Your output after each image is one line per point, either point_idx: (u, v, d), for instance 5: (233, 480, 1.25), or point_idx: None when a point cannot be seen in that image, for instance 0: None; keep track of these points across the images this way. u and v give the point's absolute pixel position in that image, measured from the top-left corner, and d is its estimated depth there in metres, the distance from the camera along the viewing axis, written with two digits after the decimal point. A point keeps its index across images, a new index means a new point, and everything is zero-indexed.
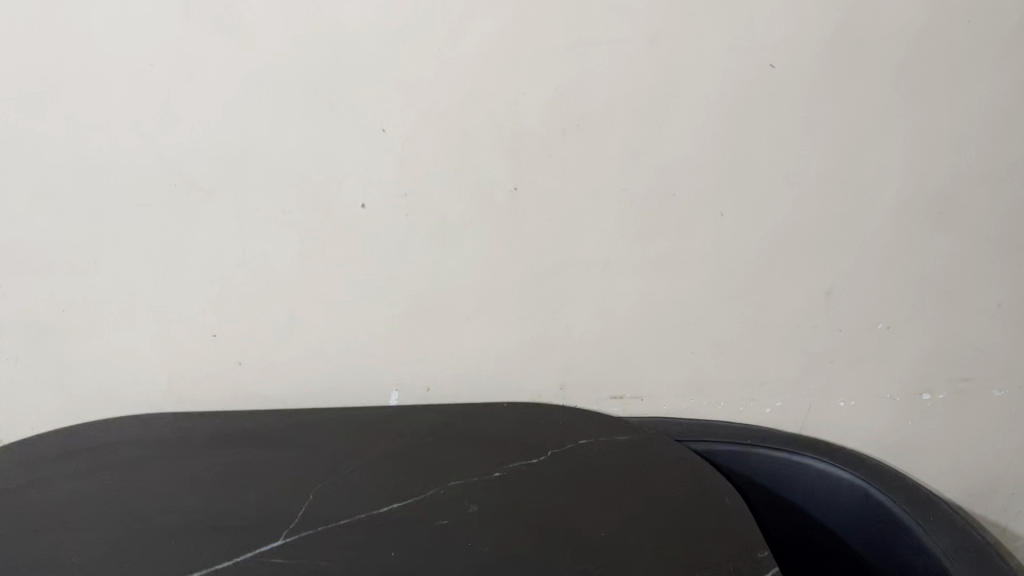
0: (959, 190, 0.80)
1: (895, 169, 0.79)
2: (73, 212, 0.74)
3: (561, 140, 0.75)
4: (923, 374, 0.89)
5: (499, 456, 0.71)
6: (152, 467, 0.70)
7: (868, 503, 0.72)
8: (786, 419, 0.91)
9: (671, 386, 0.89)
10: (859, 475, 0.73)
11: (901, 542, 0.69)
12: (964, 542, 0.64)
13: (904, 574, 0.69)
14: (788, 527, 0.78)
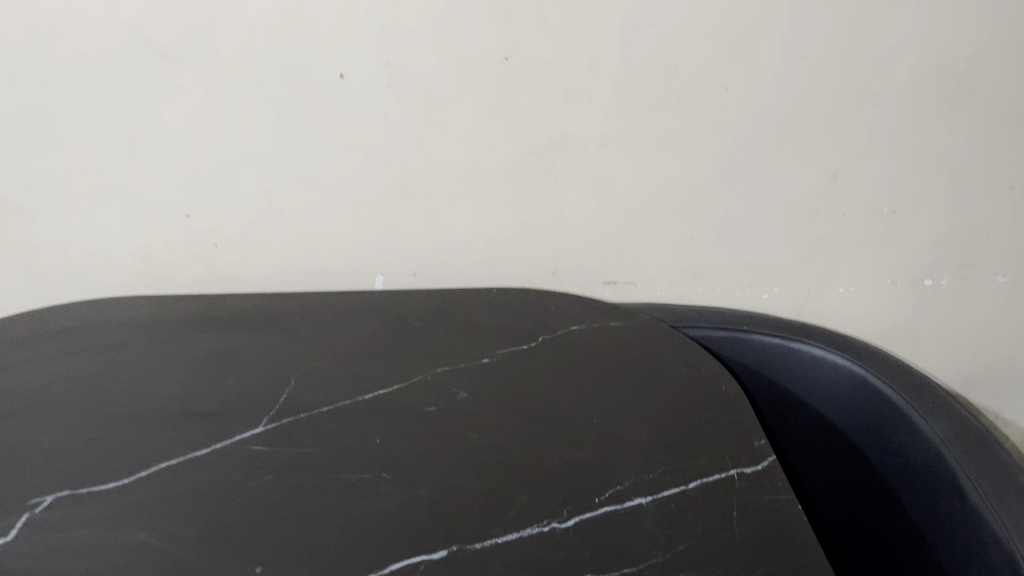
0: (984, 64, 0.74)
1: (918, 40, 0.72)
2: (28, 82, 0.68)
3: (557, 6, 0.68)
4: (927, 259, 0.87)
5: (488, 342, 0.70)
6: (131, 351, 0.68)
7: (864, 391, 0.70)
8: (782, 303, 0.89)
9: (666, 271, 0.87)
10: (856, 362, 0.72)
11: (896, 428, 0.68)
12: (962, 428, 0.63)
13: (897, 459, 0.68)
14: (782, 412, 0.77)
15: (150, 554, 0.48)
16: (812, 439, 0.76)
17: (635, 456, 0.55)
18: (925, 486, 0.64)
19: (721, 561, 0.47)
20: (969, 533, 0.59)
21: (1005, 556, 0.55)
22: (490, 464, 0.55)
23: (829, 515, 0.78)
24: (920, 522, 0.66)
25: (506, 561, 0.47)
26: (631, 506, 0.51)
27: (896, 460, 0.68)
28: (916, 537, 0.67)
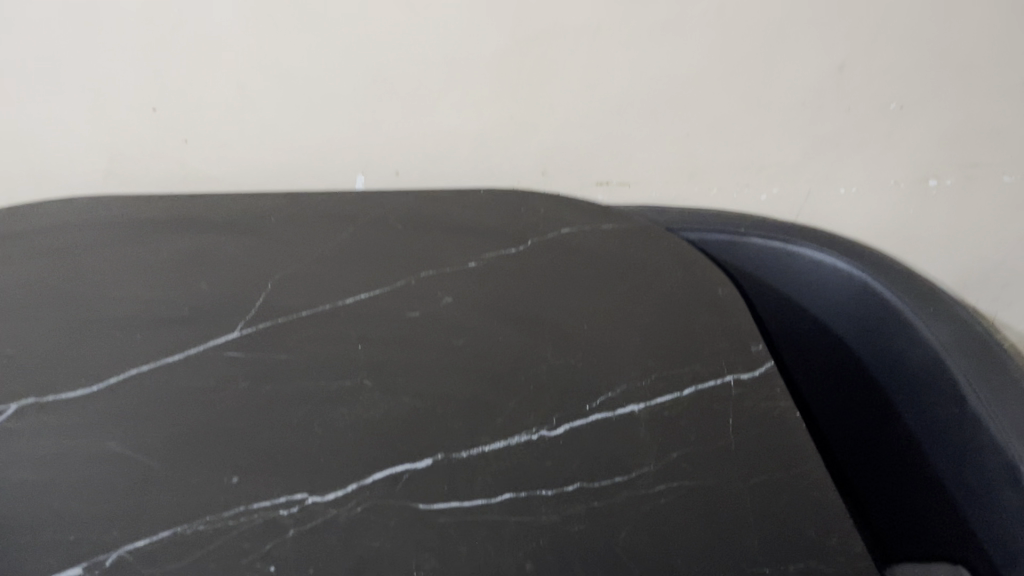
0: None
1: None
2: None
3: None
4: (932, 158, 0.83)
5: (474, 245, 0.66)
6: (98, 253, 0.65)
7: (865, 296, 0.68)
8: (781, 205, 0.86)
9: (661, 172, 0.83)
10: (857, 266, 0.69)
11: (896, 334, 0.66)
12: (964, 334, 0.61)
13: (895, 366, 0.66)
14: (779, 319, 0.75)
15: (121, 464, 0.46)
16: (808, 344, 0.74)
17: (627, 362, 0.53)
18: (924, 392, 0.62)
19: (715, 469, 0.45)
20: (967, 440, 0.57)
21: (1006, 464, 0.54)
22: (476, 371, 0.53)
23: (824, 419, 0.77)
24: (916, 427, 0.64)
25: (493, 470, 0.46)
26: (623, 413, 0.49)
27: (895, 365, 0.66)
28: (911, 442, 0.65)
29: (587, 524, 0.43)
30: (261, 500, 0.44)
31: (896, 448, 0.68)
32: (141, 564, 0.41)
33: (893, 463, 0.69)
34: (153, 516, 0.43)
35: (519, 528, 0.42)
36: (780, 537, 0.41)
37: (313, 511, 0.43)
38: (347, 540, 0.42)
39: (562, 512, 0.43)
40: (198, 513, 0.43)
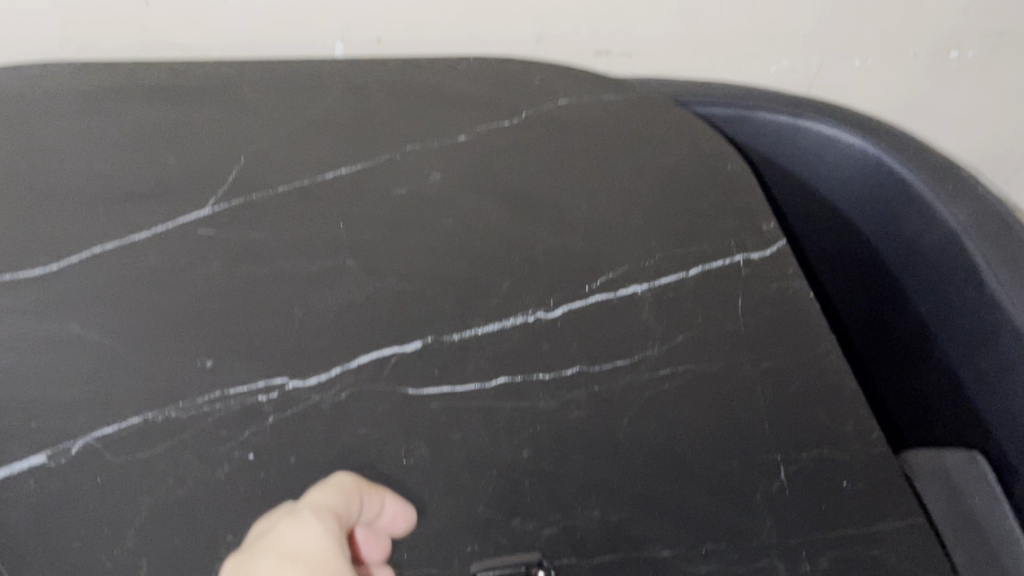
0: None
1: None
2: None
3: None
4: (955, 27, 0.77)
5: (463, 120, 0.59)
6: (35, 127, 0.57)
7: (877, 174, 0.63)
8: (790, 76, 0.80)
9: (665, 41, 0.77)
10: (869, 140, 0.63)
11: (909, 214, 0.61)
12: (984, 213, 0.57)
13: (907, 248, 0.62)
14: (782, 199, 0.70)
15: (86, 350, 0.43)
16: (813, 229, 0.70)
17: (630, 240, 0.49)
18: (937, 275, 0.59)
19: (723, 351, 0.42)
20: (984, 326, 0.56)
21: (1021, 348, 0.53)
22: (468, 249, 0.49)
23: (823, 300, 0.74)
24: (927, 312, 0.62)
25: (487, 354, 0.42)
26: (625, 294, 0.46)
27: (909, 249, 0.63)
28: (919, 326, 0.63)
29: (588, 408, 0.40)
30: (238, 385, 0.41)
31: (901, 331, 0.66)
32: (112, 454, 0.38)
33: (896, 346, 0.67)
34: (123, 402, 0.40)
35: (515, 416, 0.40)
36: (793, 423, 0.39)
37: (295, 397, 0.40)
38: (332, 428, 0.39)
39: (561, 398, 0.40)
40: (169, 400, 0.40)
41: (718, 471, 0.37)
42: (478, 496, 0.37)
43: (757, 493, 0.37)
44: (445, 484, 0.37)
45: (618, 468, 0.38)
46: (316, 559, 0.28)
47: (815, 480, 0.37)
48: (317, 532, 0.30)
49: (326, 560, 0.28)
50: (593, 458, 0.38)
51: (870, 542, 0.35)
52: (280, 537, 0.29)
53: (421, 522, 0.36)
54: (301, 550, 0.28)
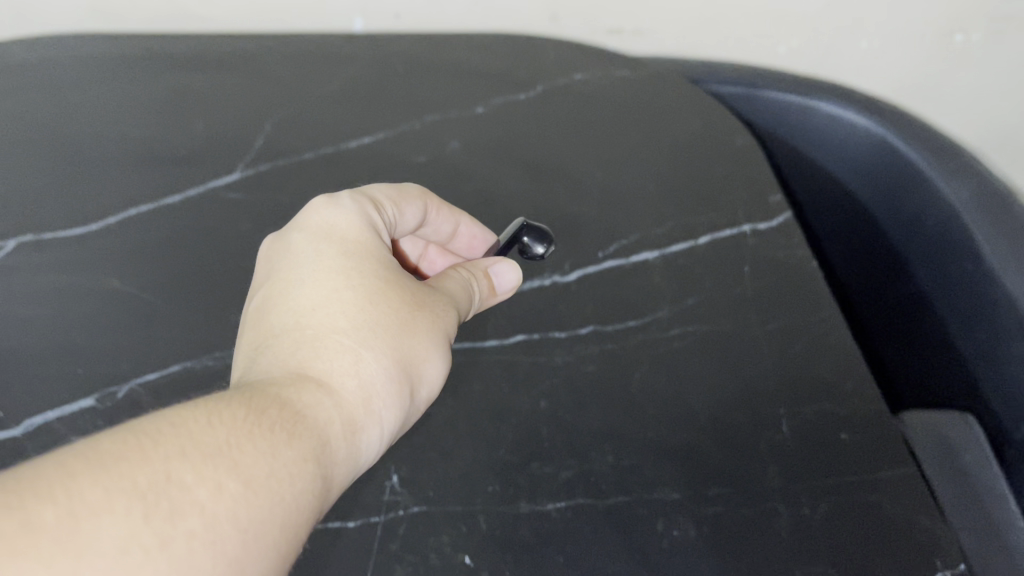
0: None
1: None
2: None
3: None
4: (960, 13, 0.80)
5: (480, 85, 0.62)
6: (72, 95, 0.60)
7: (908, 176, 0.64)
8: (795, 60, 0.85)
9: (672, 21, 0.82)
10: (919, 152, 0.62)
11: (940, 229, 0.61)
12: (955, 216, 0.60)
13: (923, 249, 0.64)
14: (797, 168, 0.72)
15: (126, 301, 0.45)
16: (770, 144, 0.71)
17: (642, 211, 0.51)
18: (940, 273, 0.63)
19: (731, 313, 0.45)
20: (981, 294, 0.58)
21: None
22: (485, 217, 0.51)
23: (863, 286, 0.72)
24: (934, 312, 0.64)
25: (507, 314, 0.45)
26: (635, 261, 0.48)
27: (932, 257, 0.63)
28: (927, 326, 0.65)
29: (600, 365, 0.42)
30: None
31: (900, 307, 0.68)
32: (152, 397, 0.41)
33: (903, 332, 0.68)
34: (165, 348, 0.43)
35: (533, 368, 0.42)
36: (796, 379, 0.41)
37: None
38: None
39: (576, 354, 0.43)
40: (206, 350, 0.43)
41: (726, 421, 0.40)
42: (499, 442, 0.39)
43: (761, 442, 0.39)
44: (466, 428, 0.40)
45: (631, 418, 0.40)
46: (353, 244, 0.39)
47: (815, 430, 0.39)
48: (354, 213, 0.40)
49: (359, 243, 0.39)
50: (608, 408, 0.40)
51: (868, 488, 0.37)
52: (313, 228, 0.39)
53: (444, 462, 0.39)
54: (331, 239, 0.39)
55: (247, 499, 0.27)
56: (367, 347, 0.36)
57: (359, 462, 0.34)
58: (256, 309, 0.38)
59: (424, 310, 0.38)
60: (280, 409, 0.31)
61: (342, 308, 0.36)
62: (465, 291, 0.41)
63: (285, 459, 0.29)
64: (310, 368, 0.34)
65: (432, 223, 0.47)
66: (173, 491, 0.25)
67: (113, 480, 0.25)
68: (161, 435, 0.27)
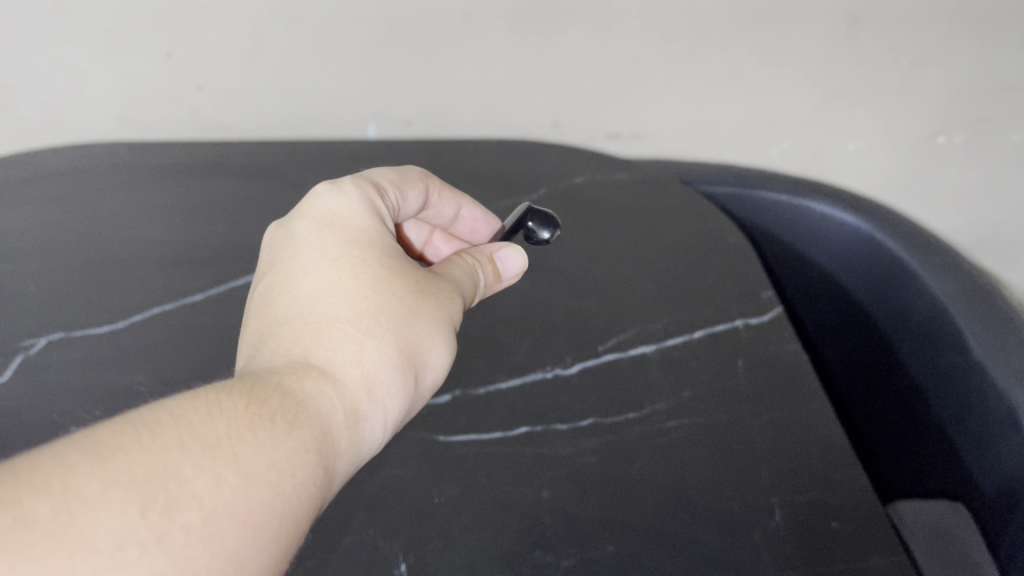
0: None
1: None
2: None
3: None
4: (940, 118, 0.88)
5: (487, 192, 0.66)
6: (105, 201, 0.64)
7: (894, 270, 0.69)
8: (788, 160, 0.92)
9: (668, 127, 0.88)
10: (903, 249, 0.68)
11: (925, 320, 0.66)
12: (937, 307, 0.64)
13: (913, 339, 0.68)
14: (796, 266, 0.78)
15: (149, 401, 0.47)
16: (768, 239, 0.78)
17: (640, 306, 0.54)
18: (929, 363, 0.66)
19: (725, 405, 0.47)
20: (962, 383, 0.62)
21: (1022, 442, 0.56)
22: (492, 313, 0.54)
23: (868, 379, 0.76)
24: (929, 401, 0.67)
25: (511, 406, 0.47)
26: (634, 355, 0.50)
27: (921, 347, 0.67)
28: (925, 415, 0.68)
29: (601, 456, 0.44)
30: None
31: (898, 397, 0.72)
32: None
33: (902, 423, 0.71)
34: None
35: (536, 459, 0.44)
36: (789, 470, 0.43)
37: None
38: (371, 473, 0.43)
39: (577, 445, 0.45)
40: None
41: (722, 510, 0.41)
42: (503, 532, 0.41)
43: (756, 531, 0.40)
44: (472, 517, 0.41)
45: (631, 508, 0.42)
46: (357, 233, 0.44)
47: (808, 519, 0.41)
48: (356, 204, 0.46)
49: (361, 233, 0.45)
50: (608, 499, 0.42)
51: None
52: (318, 217, 0.45)
53: (450, 552, 0.40)
54: (335, 230, 0.44)
55: (244, 491, 0.30)
56: (369, 332, 0.40)
57: (363, 442, 0.38)
58: (265, 294, 0.43)
59: (425, 296, 0.43)
60: (281, 400, 0.34)
61: (346, 295, 0.41)
62: (471, 269, 0.49)
63: (286, 450, 0.32)
64: (317, 352, 0.38)
65: (436, 206, 0.57)
66: (172, 485, 0.28)
67: (111, 475, 0.27)
68: (162, 426, 0.30)
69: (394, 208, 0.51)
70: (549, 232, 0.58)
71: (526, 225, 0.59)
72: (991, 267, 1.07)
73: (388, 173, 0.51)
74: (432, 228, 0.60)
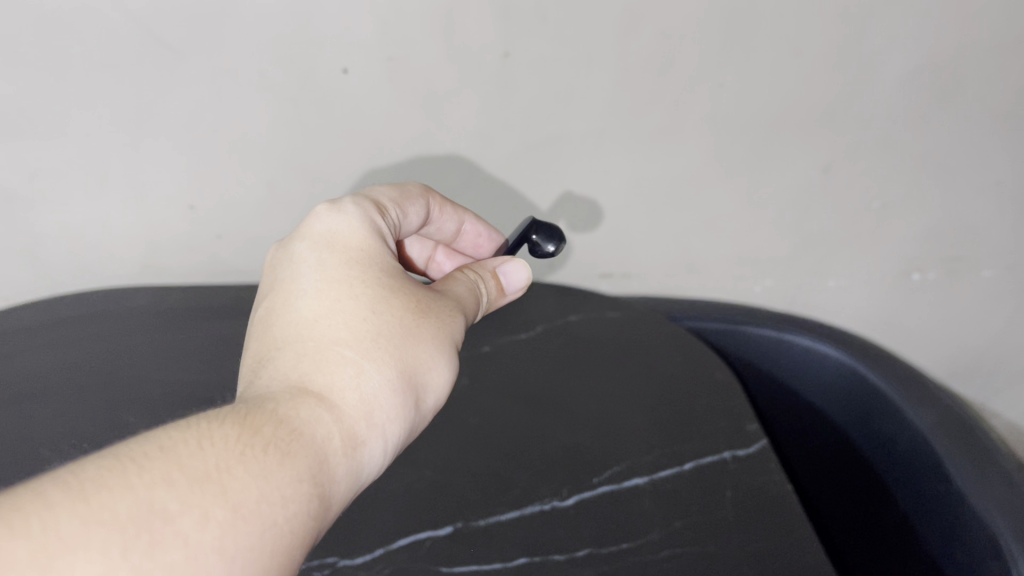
0: (974, 78, 0.78)
1: (910, 60, 0.76)
2: (30, 88, 0.67)
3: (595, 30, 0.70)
4: (913, 257, 0.94)
5: (488, 330, 0.70)
6: (129, 344, 0.68)
7: (875, 397, 0.75)
8: (774, 294, 0.97)
9: (658, 265, 0.93)
10: (883, 379, 0.75)
11: (904, 442, 0.71)
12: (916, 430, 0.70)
13: (896, 465, 0.73)
14: (783, 402, 0.85)
15: None
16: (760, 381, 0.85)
17: (632, 438, 0.57)
18: (912, 486, 0.71)
19: (715, 536, 0.49)
20: (944, 505, 0.66)
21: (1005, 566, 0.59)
22: (490, 445, 0.57)
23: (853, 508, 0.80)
24: (917, 526, 0.71)
25: (510, 538, 0.49)
26: (627, 487, 0.53)
27: (905, 471, 0.72)
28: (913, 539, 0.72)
29: None
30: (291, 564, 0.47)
31: (887, 524, 0.75)
32: None
33: (892, 549, 0.75)
34: None
35: None
36: None
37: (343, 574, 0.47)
38: None
39: None
40: None
41: None
42: None
43: None
44: None
45: None
46: (355, 254, 0.48)
47: None
48: (355, 222, 0.50)
49: (359, 253, 0.48)
50: None
51: None
52: (318, 238, 0.49)
53: None
54: (336, 250, 0.48)
55: (231, 525, 0.32)
56: (368, 358, 0.43)
57: (363, 467, 0.41)
58: (265, 315, 0.46)
59: (425, 319, 0.47)
60: (273, 431, 0.37)
61: (345, 320, 0.45)
62: (472, 286, 0.55)
63: (278, 482, 0.35)
64: (317, 379, 0.41)
65: (439, 222, 0.64)
66: (157, 523, 0.30)
67: (94, 516, 0.29)
68: (151, 462, 0.32)
69: (397, 224, 0.56)
70: (555, 245, 0.62)
71: (531, 237, 0.62)
72: (973, 395, 1.11)
73: (389, 191, 0.56)
74: (435, 245, 0.71)
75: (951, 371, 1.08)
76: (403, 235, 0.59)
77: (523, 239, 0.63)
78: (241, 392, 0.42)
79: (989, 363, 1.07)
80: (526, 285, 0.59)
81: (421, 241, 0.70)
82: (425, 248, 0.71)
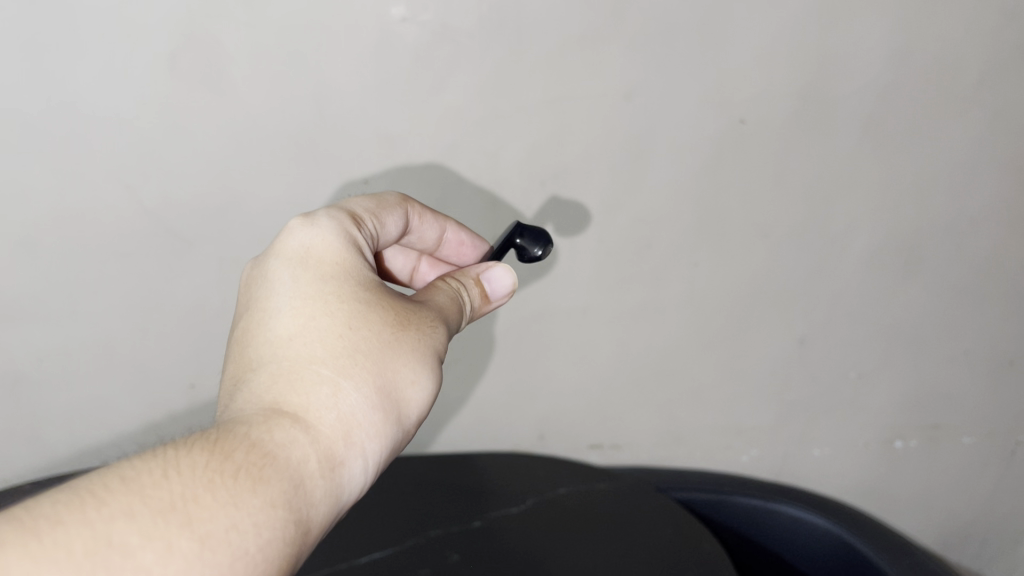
0: (930, 254, 0.84)
1: (869, 237, 0.82)
2: (52, 274, 0.71)
3: (575, 216, 0.76)
4: (894, 425, 0.97)
5: (479, 506, 0.71)
6: None
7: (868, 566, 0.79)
8: (761, 463, 0.98)
9: (647, 436, 0.95)
10: (875, 552, 0.79)
11: None
12: None
13: None
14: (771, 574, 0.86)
15: None
16: (746, 551, 0.86)
17: None
18: None
19: None
20: None
21: None
22: None
23: None
24: None
25: None
26: None
27: None
28: None
29: None
30: None
31: None
32: None
33: None
34: None
35: None
36: None
37: None
38: None
39: None
40: None
41: None
42: None
43: None
44: None
45: None
46: (331, 268, 0.46)
47: None
48: (330, 235, 0.48)
49: (335, 267, 0.46)
50: None
51: None
52: (292, 253, 0.47)
53: None
54: (312, 264, 0.46)
55: (197, 555, 0.31)
56: (345, 378, 0.42)
57: (344, 489, 0.40)
58: (242, 335, 0.45)
59: (407, 331, 0.45)
60: (245, 456, 0.36)
61: (321, 339, 0.43)
62: (456, 295, 0.51)
63: (250, 509, 0.34)
64: (292, 402, 0.40)
65: (417, 232, 0.60)
66: (116, 559, 0.29)
67: (46, 554, 0.28)
68: (112, 492, 0.31)
69: (374, 236, 0.53)
70: (541, 249, 0.60)
71: (516, 242, 0.61)
72: (971, 567, 1.09)
73: (366, 202, 0.54)
74: (419, 255, 0.67)
75: (944, 541, 1.07)
76: (382, 247, 0.56)
77: (508, 244, 0.61)
78: (217, 415, 0.41)
79: (981, 532, 1.06)
80: (512, 290, 0.55)
81: (404, 251, 0.67)
82: (409, 259, 0.68)
